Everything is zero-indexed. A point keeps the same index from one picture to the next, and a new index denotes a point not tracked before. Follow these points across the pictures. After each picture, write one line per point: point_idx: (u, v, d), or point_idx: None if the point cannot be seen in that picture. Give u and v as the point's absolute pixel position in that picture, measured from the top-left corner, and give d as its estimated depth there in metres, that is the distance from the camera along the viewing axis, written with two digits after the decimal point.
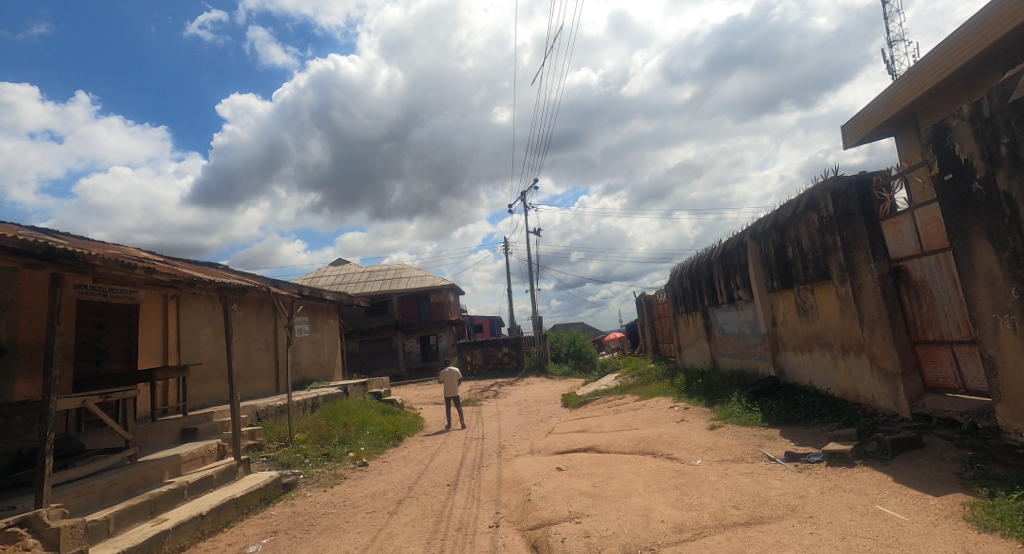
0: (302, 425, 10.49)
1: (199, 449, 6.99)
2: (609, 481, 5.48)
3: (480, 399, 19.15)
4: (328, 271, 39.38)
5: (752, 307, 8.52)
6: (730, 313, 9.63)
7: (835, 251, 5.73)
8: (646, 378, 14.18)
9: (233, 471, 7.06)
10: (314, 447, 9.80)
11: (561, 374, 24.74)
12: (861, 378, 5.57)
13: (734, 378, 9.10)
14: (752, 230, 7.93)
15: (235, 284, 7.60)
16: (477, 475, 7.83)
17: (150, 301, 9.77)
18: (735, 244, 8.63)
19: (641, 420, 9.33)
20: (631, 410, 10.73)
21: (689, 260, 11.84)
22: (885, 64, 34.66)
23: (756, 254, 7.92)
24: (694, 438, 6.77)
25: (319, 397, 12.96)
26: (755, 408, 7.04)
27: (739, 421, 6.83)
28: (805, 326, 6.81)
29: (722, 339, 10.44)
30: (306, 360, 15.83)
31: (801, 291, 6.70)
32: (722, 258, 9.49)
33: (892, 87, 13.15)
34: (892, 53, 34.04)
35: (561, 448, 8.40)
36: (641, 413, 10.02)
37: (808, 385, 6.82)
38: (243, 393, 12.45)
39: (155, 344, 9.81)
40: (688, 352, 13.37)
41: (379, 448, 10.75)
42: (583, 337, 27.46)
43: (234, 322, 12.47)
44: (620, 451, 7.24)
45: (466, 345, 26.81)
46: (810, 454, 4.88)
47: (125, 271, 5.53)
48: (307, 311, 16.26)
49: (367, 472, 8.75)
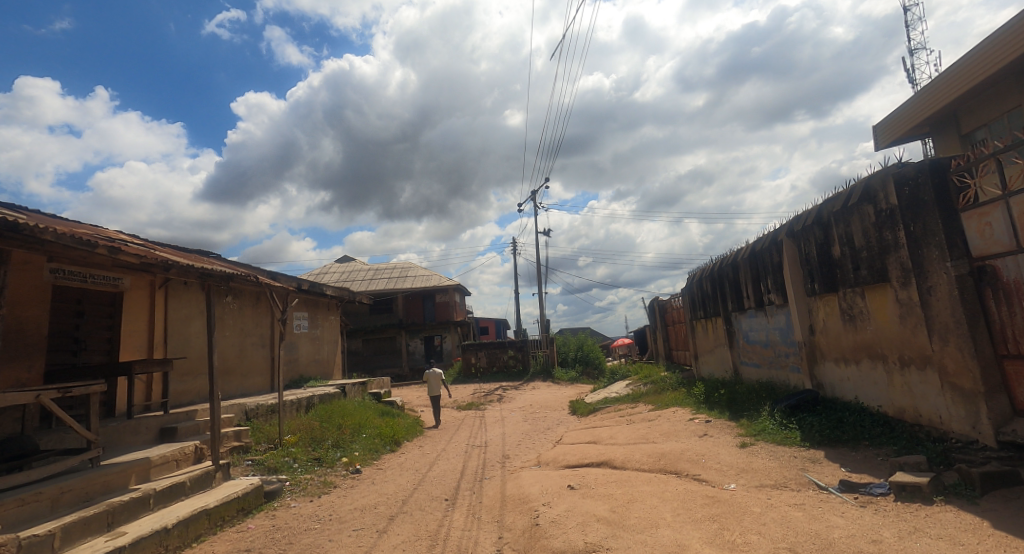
0: (293, 427, 9.85)
1: (174, 451, 6.28)
2: (629, 506, 4.77)
3: (483, 403, 18.43)
4: (333, 268, 38.85)
5: (784, 312, 7.80)
6: (757, 319, 8.91)
7: (897, 248, 5.01)
8: (660, 387, 13.41)
9: (210, 478, 6.36)
10: (304, 451, 9.18)
11: (569, 380, 24.02)
12: (924, 396, 4.85)
13: (761, 390, 8.36)
14: (789, 227, 7.22)
15: (220, 272, 6.92)
16: (478, 489, 7.13)
17: (137, 289, 9.16)
18: (768, 243, 7.91)
19: (657, 432, 8.61)
20: (645, 421, 10.02)
21: (711, 261, 11.12)
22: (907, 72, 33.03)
23: (792, 254, 7.20)
24: (724, 456, 6.05)
25: (315, 396, 12.34)
26: (791, 425, 6.30)
27: (775, 439, 6.11)
28: (851, 335, 6.08)
29: (747, 347, 9.69)
30: (303, 357, 15.24)
31: (847, 295, 5.97)
32: (750, 259, 8.76)
33: (929, 86, 12.58)
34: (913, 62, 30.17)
35: (571, 462, 7.66)
36: (657, 425, 9.30)
37: (853, 400, 6.08)
38: (236, 391, 11.83)
39: (141, 337, 9.18)
40: (707, 361, 12.60)
41: (375, 453, 10.09)
42: (591, 342, 26.65)
43: (228, 315, 11.86)
44: (637, 469, 6.50)
45: (471, 347, 26.10)
46: (872, 485, 4.15)
47: (83, 249, 4.89)
48: (307, 306, 15.66)
49: (360, 481, 8.08)
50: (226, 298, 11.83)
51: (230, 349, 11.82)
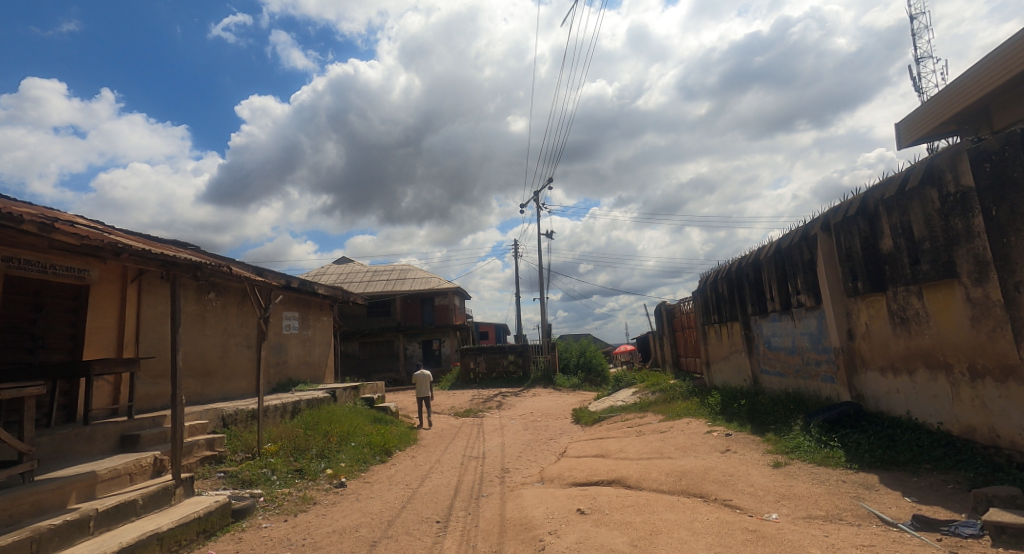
0: (275, 435, 9.13)
1: (128, 464, 5.52)
2: (654, 540, 3.99)
3: (482, 410, 17.64)
4: (331, 269, 38.08)
5: (816, 315, 7.05)
6: (782, 323, 8.14)
7: (970, 238, 4.27)
8: (670, 396, 12.62)
9: (169, 495, 5.60)
10: (285, 461, 8.44)
11: (570, 387, 23.23)
12: (1005, 412, 4.12)
13: (787, 401, 7.60)
14: (824, 220, 6.48)
15: (186, 260, 6.15)
16: (474, 510, 6.34)
17: (105, 282, 8.40)
18: (797, 239, 7.17)
19: (673, 447, 7.83)
20: (657, 434, 9.26)
21: (727, 262, 10.38)
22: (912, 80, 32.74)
23: (827, 250, 6.45)
24: (757, 477, 5.27)
25: (302, 401, 11.59)
26: (831, 443, 5.53)
27: (815, 459, 5.34)
28: (901, 340, 5.34)
29: (769, 353, 8.92)
30: (292, 359, 14.48)
31: (899, 294, 5.22)
32: (774, 257, 8.01)
33: (957, 80, 11.93)
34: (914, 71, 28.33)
35: (578, 479, 6.87)
36: (671, 437, 8.53)
37: (904, 416, 5.33)
38: (217, 395, 11.08)
39: (109, 335, 8.43)
40: (720, 369, 11.85)
41: (363, 464, 9.32)
42: (594, 348, 25.82)
43: (210, 313, 11.09)
44: (655, 490, 5.71)
45: (469, 351, 25.29)
46: (957, 525, 3.39)
47: (5, 224, 4.14)
48: (297, 305, 14.89)
49: (343, 497, 7.30)
50: (210, 295, 11.10)
51: (212, 350, 11.07)
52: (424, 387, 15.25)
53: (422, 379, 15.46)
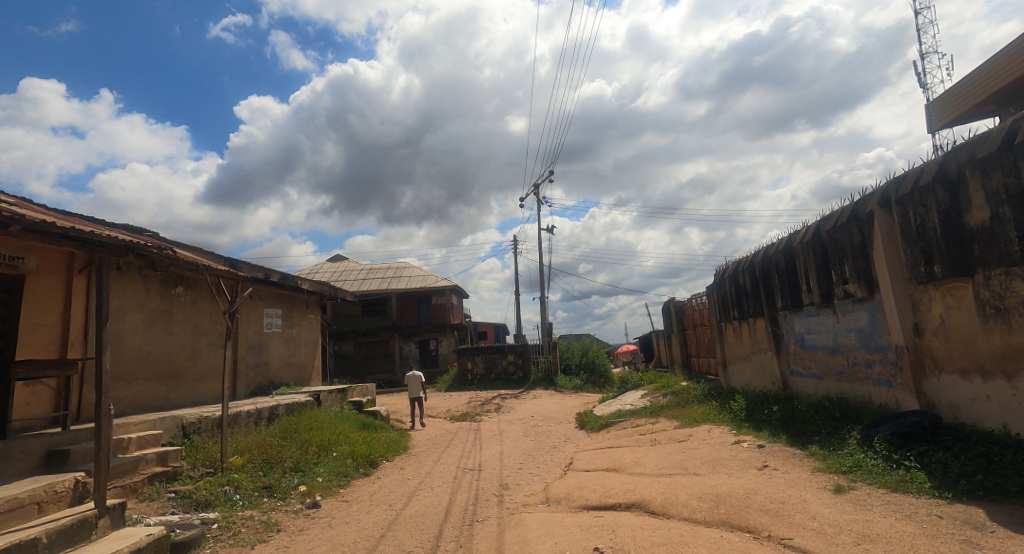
0: (242, 447, 8.10)
1: (35, 491, 4.46)
2: None
3: (480, 413, 16.62)
4: (326, 268, 37.02)
5: (866, 308, 6.02)
6: (822, 318, 7.11)
7: None
8: (684, 400, 11.58)
9: (89, 527, 4.55)
10: (251, 477, 7.41)
11: (572, 389, 22.24)
12: None
13: (830, 409, 6.56)
14: (884, 195, 5.44)
15: (109, 240, 5.11)
16: (467, 541, 5.30)
17: (45, 272, 7.33)
18: (844, 219, 6.13)
19: (697, 461, 6.77)
20: (674, 444, 8.23)
21: (751, 253, 9.34)
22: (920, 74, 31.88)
23: (884, 230, 5.42)
24: (818, 507, 4.22)
25: (280, 406, 10.54)
26: (905, 463, 4.47)
27: (887, 483, 4.28)
28: (994, 337, 4.31)
29: (802, 353, 7.90)
30: (273, 360, 13.43)
31: (995, 278, 4.21)
32: (811, 243, 6.98)
33: (997, 55, 10.81)
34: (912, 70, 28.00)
35: (590, 501, 5.83)
36: (693, 449, 7.49)
37: (1000, 430, 4.30)
38: (186, 400, 10.05)
39: (51, 332, 7.37)
40: (740, 370, 10.81)
41: (343, 478, 8.27)
42: (597, 348, 24.80)
43: (177, 308, 10.01)
44: (687, 520, 4.67)
45: (467, 351, 24.25)
46: None
47: None
48: (280, 301, 13.84)
49: (314, 522, 6.25)
50: (178, 288, 10.05)
51: (179, 350, 10.01)
52: (417, 389, 14.27)
53: (415, 383, 14.47)
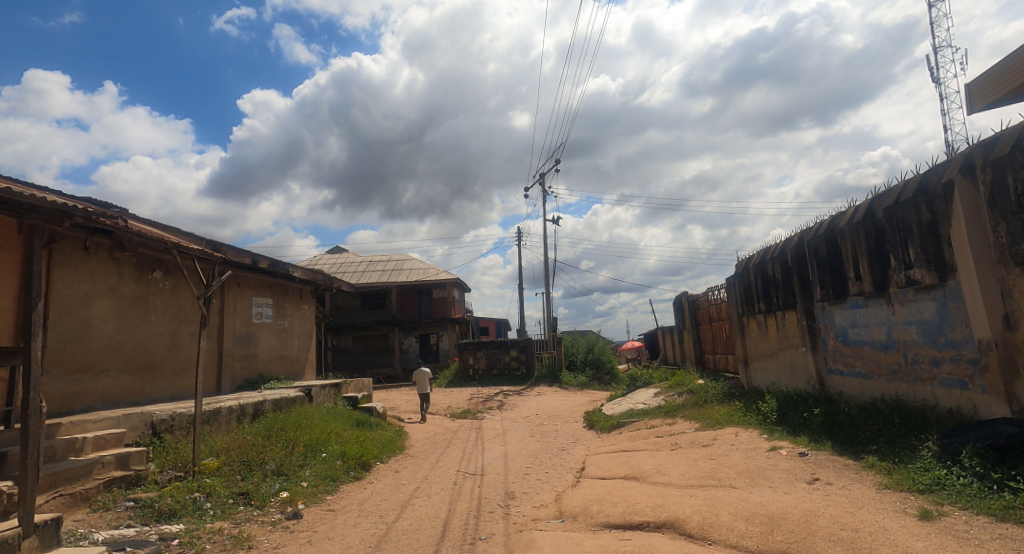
0: (219, 447, 7.29)
1: None
2: None
3: (481, 410, 15.83)
4: (325, 260, 36.20)
5: (934, 297, 5.18)
6: (872, 310, 6.27)
7: None
8: (702, 399, 10.75)
9: (8, 549, 3.74)
10: (226, 482, 6.60)
11: (577, 386, 21.46)
12: None
13: (884, 413, 5.72)
14: (967, 161, 4.60)
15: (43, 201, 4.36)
16: None
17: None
18: (909, 193, 5.29)
19: (730, 471, 5.93)
20: (698, 450, 7.42)
21: (785, 238, 8.49)
22: (932, 66, 30.90)
23: (967, 203, 4.58)
24: (906, 539, 3.38)
25: (266, 402, 9.74)
26: (1009, 487, 3.64)
27: (992, 509, 3.45)
28: None
29: (844, 349, 7.07)
30: (263, 353, 12.63)
31: None
32: (862, 223, 6.14)
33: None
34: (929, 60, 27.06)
35: (612, 518, 5.00)
36: (723, 456, 6.66)
37: None
38: (164, 394, 9.29)
39: (3, 318, 6.57)
40: (764, 368, 9.97)
41: (330, 483, 7.46)
42: (603, 344, 23.98)
43: (154, 294, 9.21)
44: (736, 548, 3.85)
45: (469, 346, 23.43)
46: None
47: None
48: (270, 290, 13.01)
49: (291, 538, 5.43)
50: (156, 273, 9.25)
51: (155, 340, 9.20)
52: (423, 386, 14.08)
53: (422, 378, 14.19)
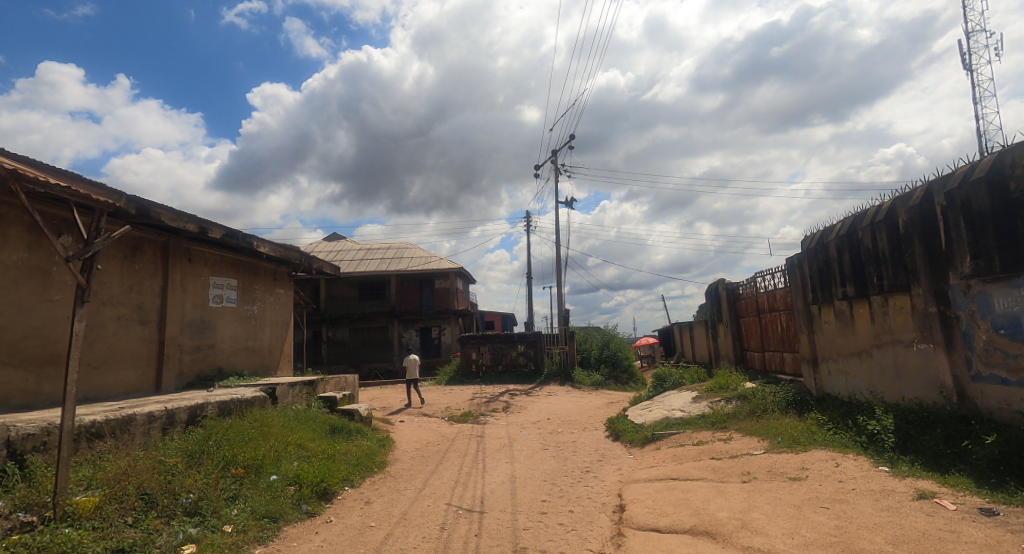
0: (110, 471, 5.17)
1: None
2: None
3: (484, 413, 13.69)
4: (321, 247, 34.01)
5: None
6: None
7: None
8: (761, 408, 8.52)
9: None
10: (104, 531, 4.47)
11: (591, 385, 19.31)
12: None
13: None
14: None
15: None
16: None
17: None
18: None
19: (876, 537, 3.69)
20: (789, 487, 5.16)
21: (899, 195, 6.25)
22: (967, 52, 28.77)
23: None
24: None
25: (209, 405, 7.59)
26: None
27: None
28: None
29: (1009, 348, 4.86)
30: (221, 344, 10.51)
31: None
32: None
33: None
34: (973, 43, 25.26)
35: None
36: (840, 504, 4.45)
37: None
38: None
39: None
40: (846, 370, 7.73)
41: (268, 525, 5.31)
42: (619, 340, 21.77)
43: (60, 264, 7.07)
44: None
45: (472, 340, 21.28)
46: None
47: None
48: (233, 269, 10.86)
49: None
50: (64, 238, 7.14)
51: (61, 324, 7.06)
52: (414, 372, 12.25)
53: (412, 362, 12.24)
